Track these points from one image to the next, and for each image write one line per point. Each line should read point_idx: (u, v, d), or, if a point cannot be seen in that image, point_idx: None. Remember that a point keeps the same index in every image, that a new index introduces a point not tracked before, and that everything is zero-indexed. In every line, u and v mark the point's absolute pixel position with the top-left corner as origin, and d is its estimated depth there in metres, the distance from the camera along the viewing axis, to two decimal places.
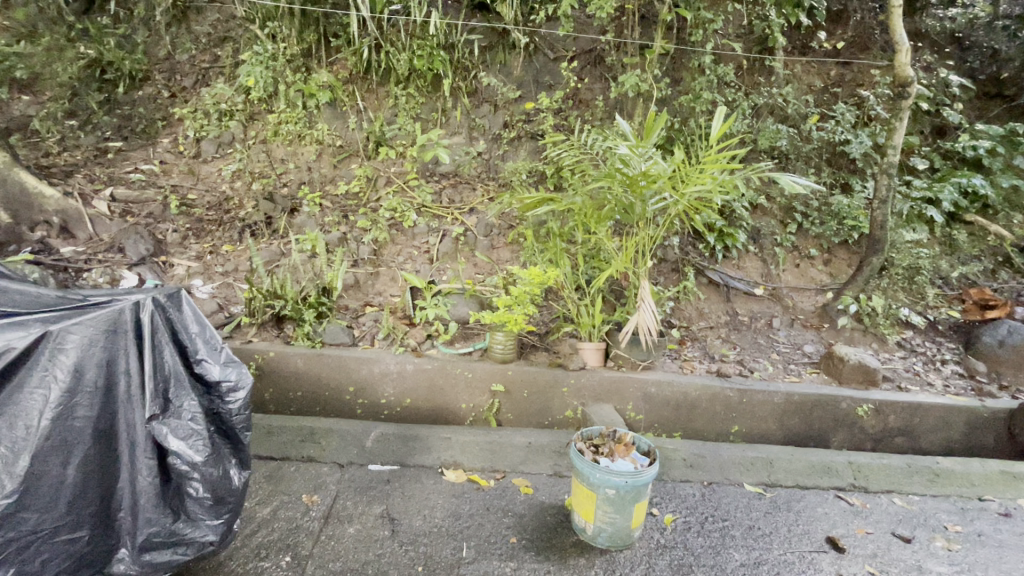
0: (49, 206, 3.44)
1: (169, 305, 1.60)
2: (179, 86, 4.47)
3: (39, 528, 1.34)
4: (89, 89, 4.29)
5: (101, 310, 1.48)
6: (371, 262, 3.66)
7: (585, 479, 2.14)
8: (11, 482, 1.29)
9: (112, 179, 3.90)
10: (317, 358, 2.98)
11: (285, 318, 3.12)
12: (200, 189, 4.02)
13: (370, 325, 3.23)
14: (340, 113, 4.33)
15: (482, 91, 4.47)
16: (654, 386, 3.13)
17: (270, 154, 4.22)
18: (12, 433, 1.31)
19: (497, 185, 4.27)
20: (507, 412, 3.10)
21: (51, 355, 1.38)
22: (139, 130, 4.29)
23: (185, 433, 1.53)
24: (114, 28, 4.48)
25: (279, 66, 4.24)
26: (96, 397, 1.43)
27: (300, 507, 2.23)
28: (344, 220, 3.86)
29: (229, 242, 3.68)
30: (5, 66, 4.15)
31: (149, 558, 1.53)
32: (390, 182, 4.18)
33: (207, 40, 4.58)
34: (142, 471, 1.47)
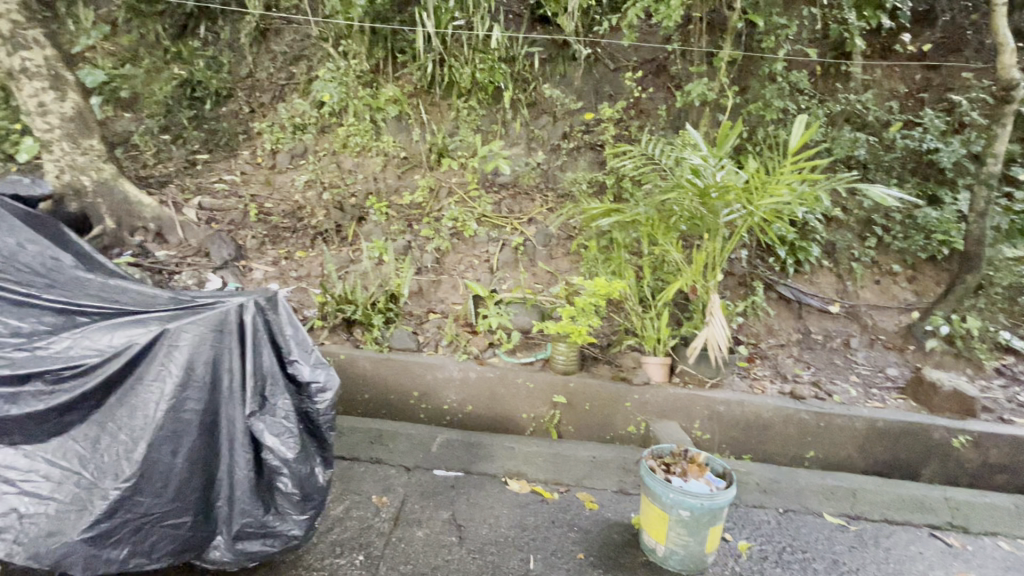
0: (146, 213, 3.72)
1: (268, 307, 1.69)
2: (258, 102, 4.78)
3: (151, 511, 1.46)
4: (181, 106, 4.65)
5: (210, 311, 1.61)
6: (434, 269, 3.73)
7: (656, 497, 2.07)
8: (129, 467, 1.43)
9: (199, 189, 4.21)
10: (385, 362, 3.07)
11: (354, 322, 3.23)
12: (276, 198, 4.25)
13: (434, 332, 3.30)
14: (405, 126, 4.48)
15: (542, 102, 4.51)
16: (723, 404, 3.01)
17: (340, 164, 4.39)
18: (133, 422, 1.47)
19: (557, 196, 4.28)
20: (568, 424, 3.06)
21: (167, 352, 1.53)
22: (223, 144, 4.61)
23: (279, 430, 1.61)
24: (204, 50, 4.86)
25: (350, 81, 4.45)
26: (203, 392, 1.54)
27: (370, 507, 2.29)
28: (409, 229, 3.97)
29: (301, 249, 3.88)
30: (111, 87, 4.58)
31: (242, 547, 1.61)
32: (451, 192, 4.27)
33: (285, 59, 4.89)
34: (238, 464, 1.56)
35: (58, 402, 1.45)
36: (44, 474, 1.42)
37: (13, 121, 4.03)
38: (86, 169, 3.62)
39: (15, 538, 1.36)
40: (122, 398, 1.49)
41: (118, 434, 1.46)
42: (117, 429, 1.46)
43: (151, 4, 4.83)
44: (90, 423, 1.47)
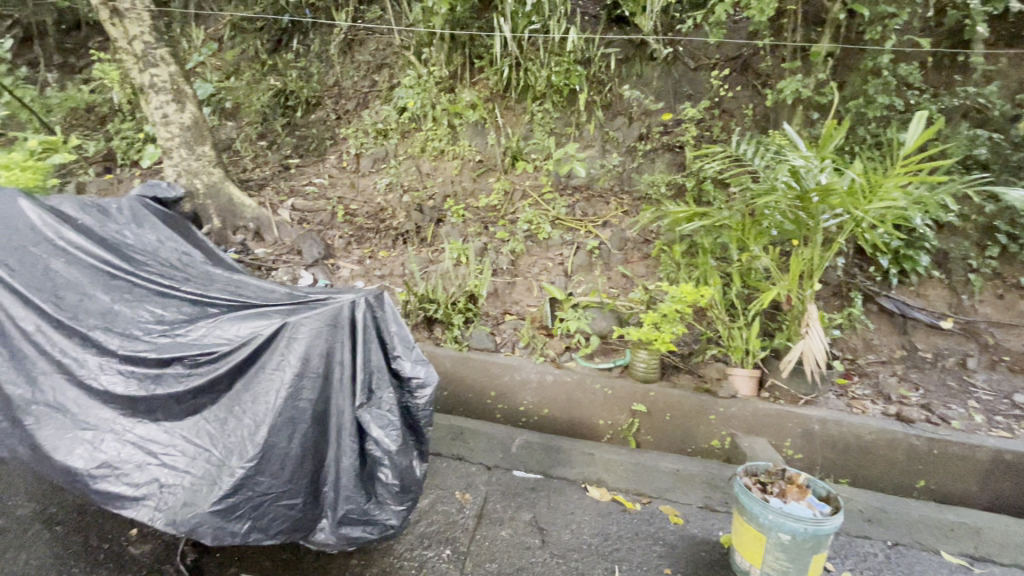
0: (247, 213, 4.01)
1: (376, 305, 1.78)
2: (344, 109, 5.02)
3: (269, 491, 1.57)
4: (276, 115, 4.99)
5: (325, 307, 1.71)
6: (509, 271, 3.73)
7: (751, 517, 1.97)
8: (253, 448, 1.55)
9: (292, 191, 4.48)
10: (465, 361, 3.13)
11: (435, 320, 3.30)
12: (359, 200, 4.42)
13: (510, 334, 3.30)
14: (481, 130, 4.54)
15: (617, 104, 4.44)
16: (818, 423, 2.80)
17: (419, 168, 4.52)
18: (258, 407, 1.60)
19: (633, 198, 4.17)
20: (648, 434, 2.96)
21: (287, 343, 1.65)
22: (312, 149, 4.87)
23: (384, 422, 1.70)
24: (297, 62, 5.20)
25: (431, 87, 4.60)
26: (317, 382, 1.64)
27: (454, 502, 2.35)
28: (485, 231, 4.00)
29: (384, 248, 4.02)
30: (218, 98, 5.00)
31: (344, 532, 1.70)
32: (526, 195, 4.27)
33: (368, 67, 5.12)
34: (346, 452, 1.65)
35: (194, 384, 1.62)
36: (182, 449, 1.58)
37: (139, 131, 4.50)
38: (199, 173, 3.98)
39: (157, 505, 1.52)
40: (246, 384, 1.63)
41: (244, 416, 1.59)
42: (243, 412, 1.60)
43: (252, 22, 5.24)
44: (220, 405, 1.62)
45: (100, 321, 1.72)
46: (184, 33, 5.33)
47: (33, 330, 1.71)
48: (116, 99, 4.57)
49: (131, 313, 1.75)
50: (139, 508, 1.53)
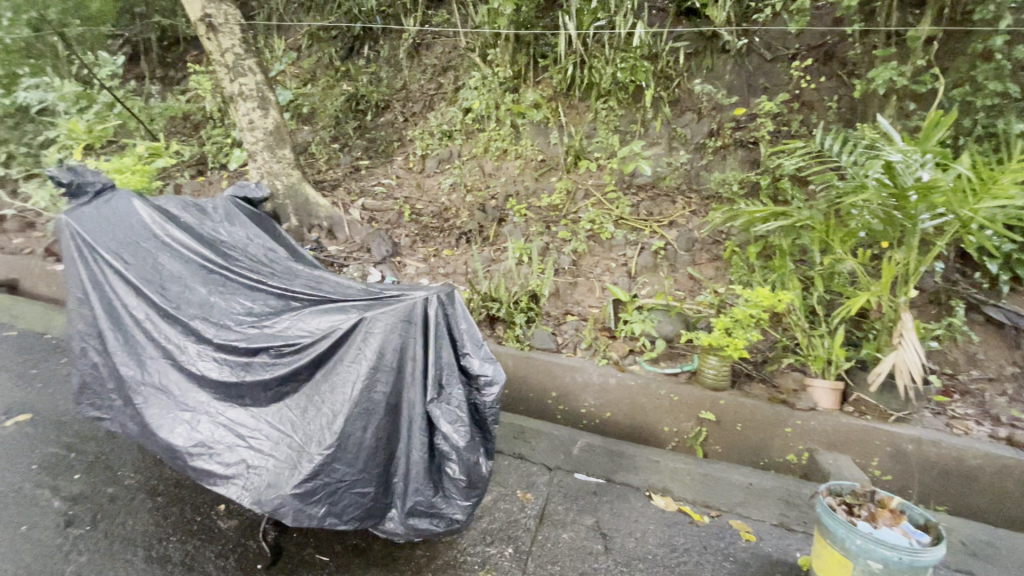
0: (321, 212, 4.20)
1: (448, 302, 1.82)
2: (411, 112, 5.16)
3: (344, 478, 1.63)
4: (348, 118, 5.21)
5: (399, 303, 1.77)
6: (571, 271, 3.66)
7: (835, 540, 1.83)
8: (330, 437, 1.62)
9: (362, 192, 4.65)
10: (526, 360, 3.09)
11: (497, 319, 3.29)
12: (425, 200, 4.51)
13: (572, 334, 3.23)
14: (544, 129, 4.52)
15: (686, 100, 4.28)
16: (912, 443, 2.56)
17: (482, 168, 4.55)
18: (336, 397, 1.67)
19: (702, 197, 3.99)
20: (715, 444, 2.83)
21: (364, 337, 1.72)
22: (381, 150, 5.04)
23: (452, 418, 1.73)
24: (368, 68, 5.41)
25: (495, 88, 4.65)
26: (390, 376, 1.70)
27: (516, 501, 2.37)
28: (547, 231, 3.93)
29: (448, 247, 4.07)
30: (296, 103, 5.31)
31: (412, 523, 1.74)
32: (589, 194, 4.18)
33: (434, 70, 5.25)
34: (416, 446, 1.70)
35: (279, 373, 1.72)
36: (266, 434, 1.68)
37: (228, 136, 4.85)
38: (279, 175, 4.23)
39: (244, 485, 1.63)
40: (326, 375, 1.71)
41: (323, 405, 1.67)
42: (322, 401, 1.68)
43: (328, 31, 5.56)
44: (301, 394, 1.71)
45: (197, 311, 1.87)
46: (267, 44, 5.71)
47: (142, 318, 1.90)
48: (208, 108, 4.96)
49: (225, 305, 1.88)
50: (229, 485, 1.65)
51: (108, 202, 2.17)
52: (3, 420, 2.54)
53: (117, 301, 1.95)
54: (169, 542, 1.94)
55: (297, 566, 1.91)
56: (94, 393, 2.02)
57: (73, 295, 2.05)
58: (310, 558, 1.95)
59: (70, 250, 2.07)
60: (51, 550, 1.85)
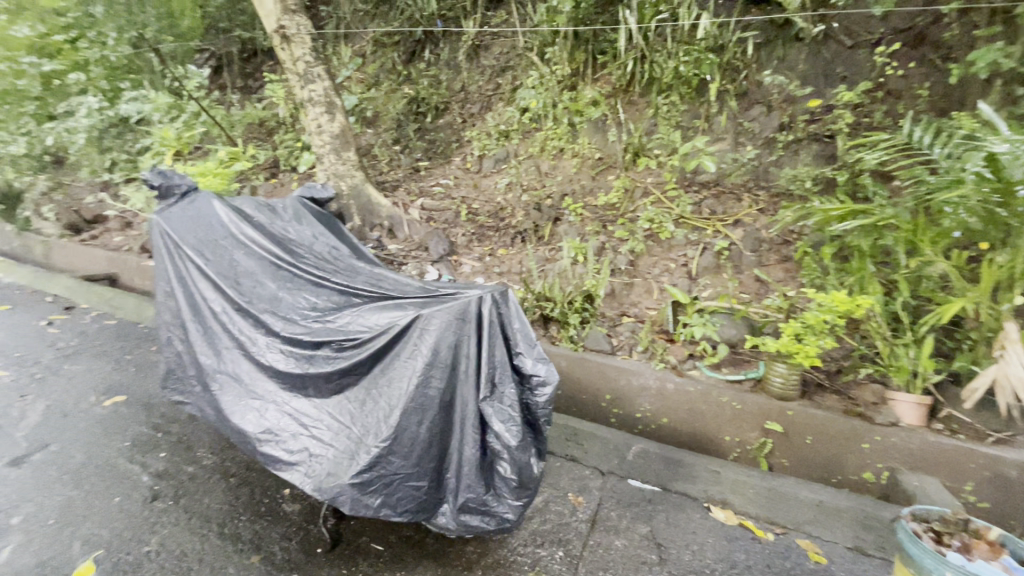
0: (382, 212, 4.34)
1: (501, 301, 1.82)
2: (469, 113, 5.24)
3: (399, 471, 1.67)
4: (409, 121, 5.34)
5: (454, 301, 1.79)
6: (628, 272, 3.56)
7: (922, 572, 1.66)
8: (387, 430, 1.67)
9: (421, 192, 4.76)
10: (580, 362, 3.03)
11: (551, 319, 3.25)
12: (481, 200, 4.55)
13: (628, 336, 3.14)
14: (602, 126, 4.43)
15: (755, 92, 4.05)
16: (1014, 468, 2.29)
17: (538, 167, 4.53)
18: (393, 391, 1.72)
19: (770, 195, 3.76)
20: (782, 456, 2.64)
21: (420, 333, 1.75)
22: (440, 152, 5.15)
23: (504, 417, 1.73)
24: (429, 71, 5.54)
25: (553, 86, 4.62)
26: (445, 373, 1.72)
27: (567, 504, 2.35)
28: (603, 230, 3.86)
29: (503, 247, 4.09)
30: (361, 108, 5.47)
31: (464, 519, 1.76)
32: (648, 192, 4.05)
33: (493, 71, 5.30)
34: (469, 443, 1.71)
35: (340, 366, 1.79)
36: (328, 425, 1.76)
37: (298, 140, 5.13)
38: (344, 177, 4.41)
39: (307, 472, 1.71)
40: (384, 370, 1.76)
41: (380, 399, 1.72)
42: (379, 395, 1.73)
43: (391, 36, 5.67)
44: (359, 387, 1.78)
45: (267, 306, 1.98)
46: (335, 52, 5.94)
47: (219, 311, 2.04)
48: (282, 113, 5.27)
49: (292, 300, 1.98)
50: (293, 472, 1.73)
51: (192, 203, 2.36)
52: (103, 400, 2.81)
53: (198, 295, 2.10)
54: (240, 521, 2.07)
55: (354, 553, 1.98)
56: (177, 379, 2.19)
57: (161, 288, 2.23)
58: (366, 547, 2.02)
59: (159, 247, 2.26)
60: (140, 521, 2.02)
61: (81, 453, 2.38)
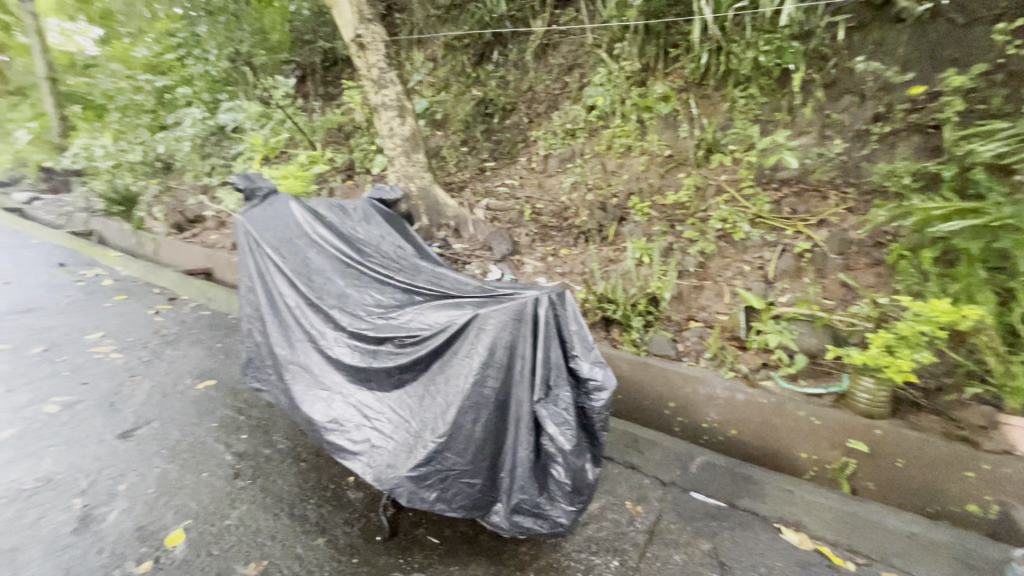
0: (449, 212, 4.44)
1: (558, 303, 1.81)
2: (536, 113, 5.25)
3: (454, 468, 1.70)
4: (476, 122, 5.40)
5: (511, 302, 1.80)
6: (697, 274, 3.39)
7: None
8: (443, 427, 1.70)
9: (486, 192, 4.82)
10: (643, 366, 2.92)
11: (613, 321, 3.17)
12: (546, 199, 4.53)
13: (695, 342, 3.00)
14: (673, 122, 4.26)
15: (845, 80, 3.71)
16: None
17: (604, 166, 4.42)
18: (449, 388, 1.75)
19: (861, 193, 3.43)
20: (867, 480, 2.40)
21: (477, 333, 1.78)
22: (506, 152, 5.18)
23: (559, 420, 1.72)
24: (497, 72, 5.60)
25: (621, 82, 4.52)
26: (500, 373, 1.73)
27: (624, 512, 2.29)
28: (671, 230, 3.72)
29: (566, 247, 4.05)
30: (431, 111, 5.59)
31: (517, 520, 1.77)
32: (721, 190, 3.84)
33: (560, 70, 5.26)
34: (523, 445, 1.71)
35: (401, 362, 1.85)
36: (388, 417, 1.83)
37: (372, 143, 5.38)
38: (414, 178, 4.55)
39: (369, 462, 1.79)
40: (441, 367, 1.80)
41: (438, 396, 1.76)
42: (437, 392, 1.77)
43: (461, 40, 5.75)
44: (418, 383, 1.83)
45: (336, 301, 2.10)
46: (408, 58, 6.09)
47: (293, 305, 2.18)
48: (358, 118, 5.54)
49: (359, 297, 2.09)
50: (356, 461, 1.82)
51: (273, 204, 2.55)
52: (197, 383, 3.11)
53: (275, 289, 2.26)
54: (308, 504, 2.20)
55: (411, 543, 2.05)
56: (256, 367, 2.37)
57: (244, 283, 2.41)
58: (423, 538, 2.07)
59: (242, 245, 2.45)
60: (222, 496, 2.21)
61: (176, 430, 2.64)
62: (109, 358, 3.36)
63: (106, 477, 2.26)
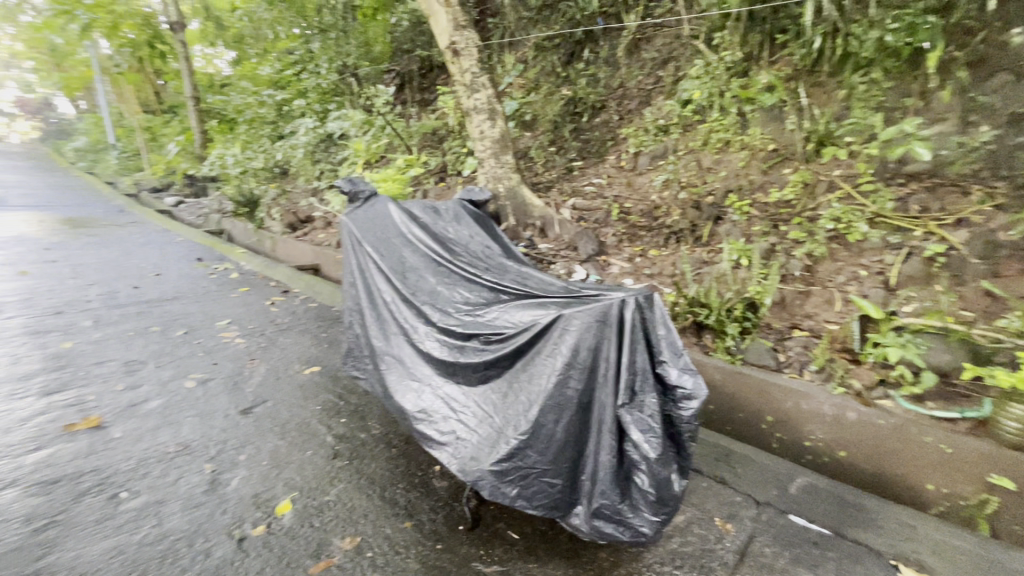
0: (535, 213, 4.46)
1: (646, 305, 1.75)
2: (627, 110, 5.14)
3: (535, 466, 1.71)
4: (565, 121, 5.37)
5: (596, 303, 1.77)
6: (803, 279, 3.12)
7: None
8: (525, 425, 1.72)
9: (573, 192, 4.78)
10: (737, 376, 2.72)
11: (705, 327, 3.00)
12: (635, 198, 4.39)
13: (799, 353, 2.74)
14: (778, 114, 3.95)
15: (996, 57, 3.19)
16: None
17: (699, 162, 4.20)
18: (533, 387, 1.76)
19: (1015, 186, 2.93)
20: (1014, 523, 2.06)
21: (561, 333, 1.77)
22: (594, 151, 5.11)
23: (644, 426, 1.66)
24: (587, 70, 5.53)
25: (720, 74, 4.31)
26: (583, 374, 1.72)
27: (713, 528, 2.16)
28: (774, 230, 3.45)
29: (656, 247, 3.90)
30: (520, 112, 5.64)
31: (597, 525, 1.74)
32: (833, 186, 3.48)
33: (654, 64, 5.11)
34: (605, 449, 1.68)
35: (486, 358, 1.90)
36: (473, 411, 1.88)
37: (464, 146, 5.57)
38: (502, 179, 4.63)
39: (454, 453, 1.86)
40: (525, 365, 1.82)
41: (520, 394, 1.79)
42: (520, 390, 1.80)
43: (552, 40, 5.74)
44: (503, 379, 1.86)
45: (427, 298, 2.20)
46: (499, 61, 6.19)
47: (389, 300, 2.32)
48: (451, 122, 5.77)
49: (449, 294, 2.17)
50: (442, 451, 1.89)
51: (373, 206, 2.73)
52: (304, 368, 3.43)
53: (373, 286, 2.42)
54: (397, 488, 2.34)
55: (491, 536, 2.09)
56: (356, 357, 2.56)
57: (347, 279, 2.61)
58: (503, 532, 2.11)
59: (347, 244, 2.66)
60: (324, 473, 2.41)
61: (286, 410, 2.93)
62: (234, 342, 3.80)
63: (229, 448, 2.57)
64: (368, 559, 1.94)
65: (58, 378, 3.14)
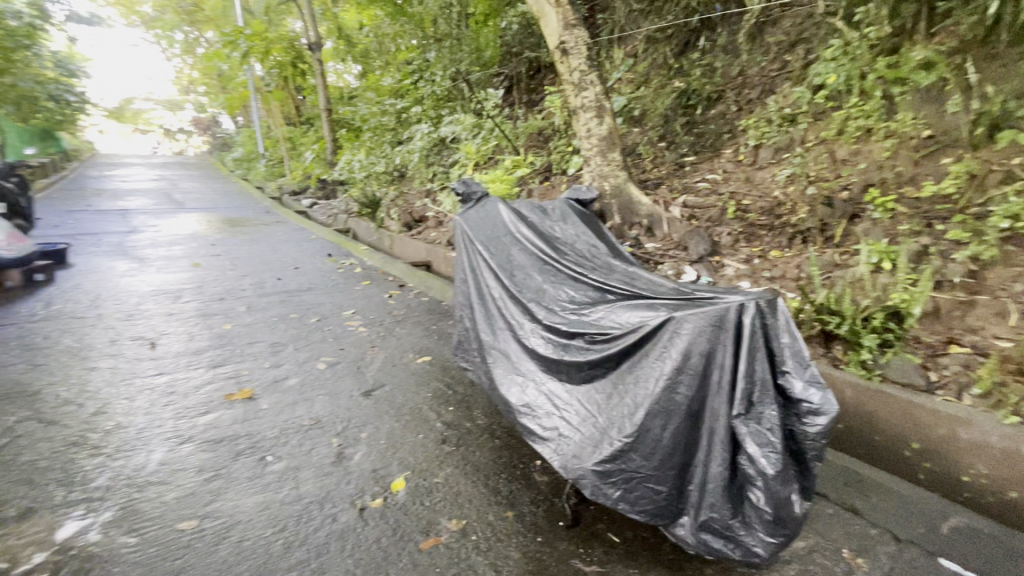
0: (642, 211, 4.33)
1: (768, 311, 1.63)
2: (746, 99, 4.79)
3: (639, 470, 1.68)
4: (677, 115, 5.14)
5: (711, 307, 1.68)
6: (965, 286, 2.67)
7: None
8: (630, 427, 1.69)
9: (685, 188, 4.54)
10: (875, 395, 2.41)
11: (835, 337, 2.70)
12: (754, 195, 4.08)
13: (956, 372, 2.36)
14: (936, 95, 3.47)
15: None
16: None
17: (833, 154, 3.79)
18: (639, 390, 1.73)
19: None
20: None
21: (671, 337, 1.71)
22: (709, 145, 4.83)
23: (761, 440, 1.55)
24: (703, 60, 5.24)
25: (862, 53, 3.83)
26: (695, 380, 1.64)
27: (840, 561, 1.95)
28: (927, 229, 3.00)
29: (778, 248, 3.58)
30: (629, 108, 5.46)
31: (705, 539, 1.66)
32: (1010, 177, 2.93)
33: (780, 48, 4.74)
34: (716, 460, 1.60)
35: (591, 358, 1.89)
36: (577, 410, 1.89)
37: (570, 145, 5.57)
38: (609, 176, 4.54)
39: (556, 448, 1.88)
40: (631, 367, 1.79)
41: (626, 396, 1.76)
42: (626, 392, 1.77)
43: (665, 31, 5.52)
44: (608, 380, 1.85)
45: (534, 296, 2.25)
46: (608, 56, 6.05)
47: (497, 297, 2.41)
48: (557, 122, 5.79)
49: (555, 293, 2.21)
50: (544, 446, 1.93)
51: (484, 206, 2.85)
52: (417, 358, 3.68)
53: (483, 283, 2.53)
54: (500, 477, 2.43)
55: (591, 536, 2.09)
56: (464, 349, 2.68)
57: (458, 276, 2.75)
58: (603, 534, 2.09)
59: (459, 243, 2.80)
60: (433, 457, 2.58)
61: (401, 395, 3.17)
62: (357, 331, 4.19)
63: (353, 425, 2.85)
64: (472, 542, 2.04)
65: (221, 354, 3.71)
